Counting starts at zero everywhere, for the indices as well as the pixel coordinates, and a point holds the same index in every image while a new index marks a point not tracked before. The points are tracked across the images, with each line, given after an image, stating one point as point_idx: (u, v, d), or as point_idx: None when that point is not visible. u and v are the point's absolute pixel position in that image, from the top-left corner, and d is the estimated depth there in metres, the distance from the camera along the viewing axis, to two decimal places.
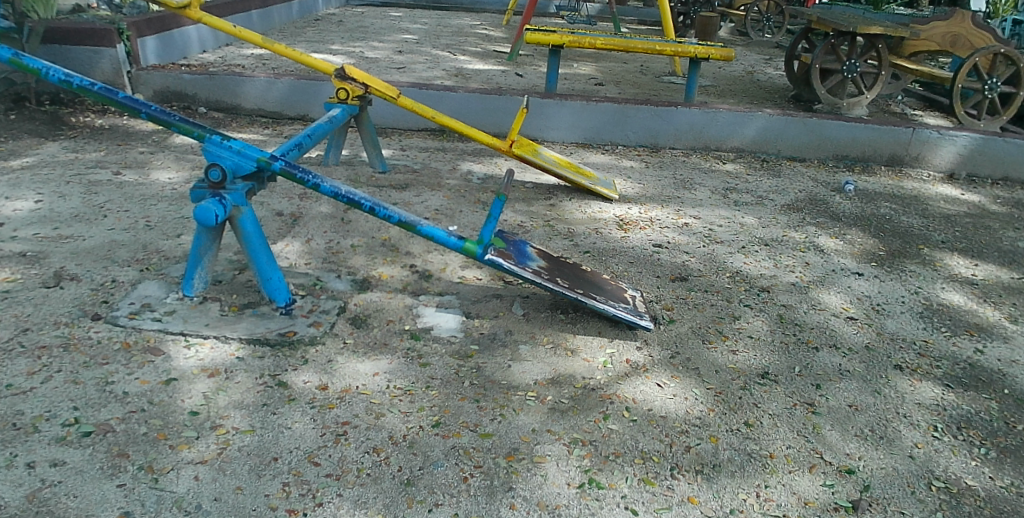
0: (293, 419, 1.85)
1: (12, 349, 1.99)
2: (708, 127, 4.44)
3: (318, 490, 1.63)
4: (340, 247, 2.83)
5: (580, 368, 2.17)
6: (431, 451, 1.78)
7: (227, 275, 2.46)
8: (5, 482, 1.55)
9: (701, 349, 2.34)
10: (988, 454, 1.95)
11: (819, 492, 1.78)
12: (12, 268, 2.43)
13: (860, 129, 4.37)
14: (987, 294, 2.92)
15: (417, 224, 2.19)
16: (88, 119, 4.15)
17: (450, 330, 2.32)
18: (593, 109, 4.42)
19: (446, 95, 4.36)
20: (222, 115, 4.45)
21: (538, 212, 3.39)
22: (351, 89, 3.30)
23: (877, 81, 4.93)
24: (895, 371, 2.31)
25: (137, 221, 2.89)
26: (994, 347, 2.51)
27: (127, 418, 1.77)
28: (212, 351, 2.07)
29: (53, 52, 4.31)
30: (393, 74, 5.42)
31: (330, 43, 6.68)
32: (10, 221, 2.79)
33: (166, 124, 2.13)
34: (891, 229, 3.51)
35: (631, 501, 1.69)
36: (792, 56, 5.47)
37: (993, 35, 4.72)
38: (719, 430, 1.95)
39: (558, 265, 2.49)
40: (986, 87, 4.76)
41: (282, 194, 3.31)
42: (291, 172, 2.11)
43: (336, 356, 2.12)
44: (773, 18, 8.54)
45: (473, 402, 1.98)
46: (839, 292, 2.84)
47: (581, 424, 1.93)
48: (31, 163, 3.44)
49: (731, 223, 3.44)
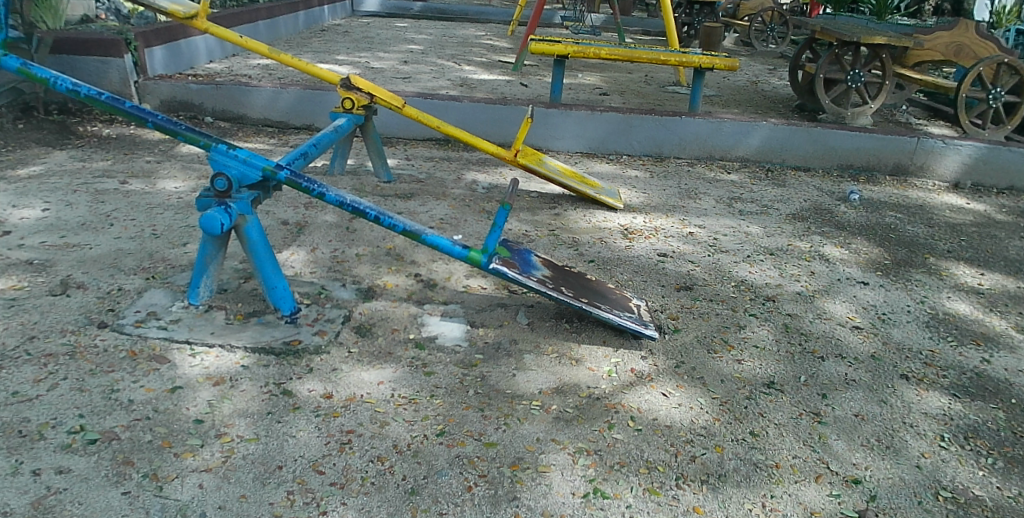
0: (297, 427, 1.85)
1: (19, 357, 1.99)
2: (713, 136, 4.45)
3: (322, 498, 1.63)
4: (345, 255, 2.84)
5: (585, 378, 2.17)
6: (435, 460, 1.78)
7: (232, 283, 2.47)
8: (11, 490, 1.55)
9: (707, 359, 2.33)
10: (995, 464, 1.94)
11: (826, 502, 1.76)
12: (19, 276, 2.44)
13: (864, 138, 4.37)
14: (992, 303, 2.91)
15: (422, 234, 2.19)
16: (95, 128, 4.17)
17: (455, 338, 2.32)
18: (597, 118, 4.43)
19: (451, 104, 4.38)
20: (229, 125, 4.47)
21: (543, 221, 3.39)
22: (357, 98, 3.32)
23: (881, 91, 4.93)
24: (901, 380, 2.31)
25: (143, 229, 2.90)
26: (1001, 357, 2.50)
27: (132, 426, 1.78)
28: (217, 359, 2.07)
29: (62, 62, 4.34)
30: (398, 84, 5.44)
31: (336, 53, 6.73)
32: (17, 230, 2.81)
33: (172, 133, 2.14)
34: (897, 238, 3.51)
35: (635, 511, 1.68)
36: (796, 66, 5.48)
37: (997, 46, 4.74)
38: (725, 440, 1.95)
39: (563, 274, 2.49)
40: (990, 97, 4.73)
41: (288, 203, 3.32)
42: (296, 181, 2.11)
43: (341, 364, 2.12)
44: (777, 29, 8.56)
45: (477, 410, 1.97)
46: (844, 301, 2.83)
47: (586, 434, 1.92)
48: (39, 172, 3.46)
49: (737, 232, 3.44)
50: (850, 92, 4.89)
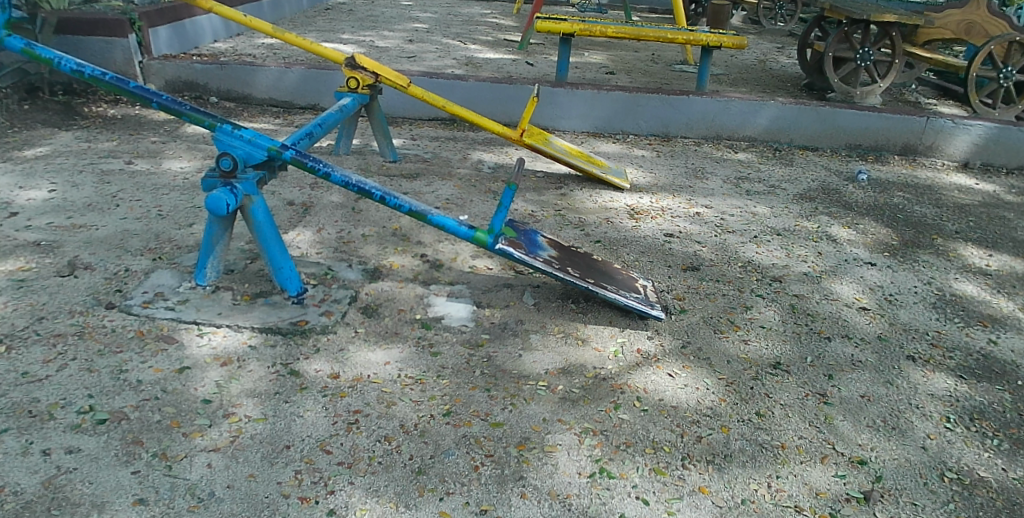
0: (305, 407, 1.86)
1: (28, 337, 2.01)
2: (721, 115, 4.41)
3: (330, 478, 1.64)
4: (351, 236, 2.83)
5: (591, 358, 2.17)
6: (442, 440, 1.79)
7: (239, 264, 2.47)
8: (21, 469, 1.57)
9: (713, 339, 2.33)
10: (1000, 445, 1.94)
11: (831, 483, 1.77)
12: (27, 257, 2.45)
13: (873, 118, 4.32)
14: (1000, 284, 2.89)
15: (428, 214, 2.19)
16: (101, 109, 4.17)
17: (461, 319, 2.32)
18: (604, 97, 4.39)
19: (457, 84, 4.35)
20: (234, 105, 4.45)
21: (549, 202, 3.38)
22: (362, 78, 3.29)
23: (891, 69, 4.88)
24: (908, 362, 2.30)
25: (149, 210, 2.90)
26: (1007, 338, 2.48)
27: (141, 406, 1.79)
28: (225, 340, 2.08)
29: (66, 43, 4.32)
30: (403, 63, 5.40)
31: (341, 32, 6.68)
32: (24, 211, 2.81)
33: (177, 114, 2.13)
34: (905, 219, 3.48)
35: (642, 491, 1.68)
36: (806, 44, 5.41)
37: (1009, 23, 4.60)
38: (731, 420, 1.95)
39: (569, 254, 2.48)
40: (1001, 76, 4.67)
41: (294, 183, 3.32)
42: (302, 161, 2.11)
43: (348, 345, 2.13)
44: (786, 7, 8.44)
45: (484, 391, 1.98)
46: (851, 282, 2.82)
47: (592, 414, 1.92)
48: (45, 153, 3.46)
49: (744, 212, 3.42)
50: (859, 70, 4.83)
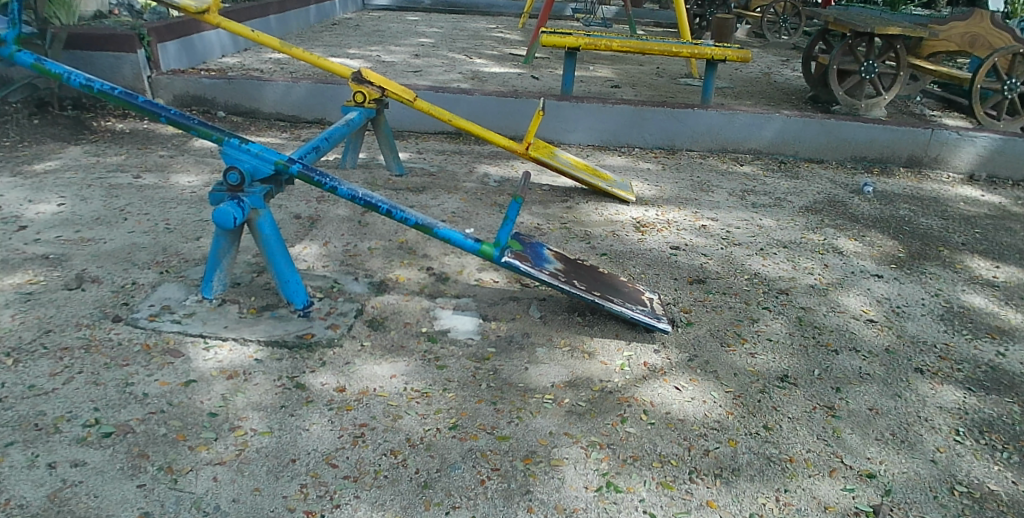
0: (311, 420, 1.85)
1: (35, 350, 2.01)
2: (726, 128, 4.41)
3: (335, 491, 1.63)
4: (358, 249, 2.84)
5: (598, 371, 2.16)
6: (448, 454, 1.78)
7: (245, 278, 2.47)
8: (27, 482, 1.57)
9: (720, 353, 2.32)
10: (1010, 458, 1.92)
11: (839, 496, 1.75)
12: (35, 271, 2.46)
13: (878, 130, 4.32)
14: (1008, 296, 2.87)
15: (434, 227, 2.19)
16: (109, 123, 4.20)
17: (467, 332, 2.32)
18: (609, 111, 4.41)
19: (462, 97, 4.37)
20: (241, 119, 4.49)
21: (554, 215, 3.38)
22: (368, 92, 3.31)
23: (895, 81, 4.87)
24: (916, 375, 2.28)
25: (156, 223, 2.92)
26: (1015, 350, 2.47)
27: (146, 419, 1.79)
28: (230, 353, 2.08)
29: (76, 58, 4.36)
30: (409, 78, 5.43)
31: (347, 47, 6.74)
32: (33, 224, 2.83)
33: (185, 128, 2.14)
34: (911, 231, 3.47)
35: (648, 505, 1.67)
36: (810, 57, 5.42)
37: (1013, 36, 4.65)
38: (738, 434, 1.93)
39: (575, 267, 2.48)
40: (1005, 87, 4.64)
41: (300, 197, 3.33)
42: (308, 175, 2.11)
43: (354, 358, 2.12)
44: (790, 21, 8.48)
45: (490, 404, 1.97)
46: (858, 294, 2.80)
47: (600, 427, 1.92)
48: (53, 167, 3.48)
49: (750, 225, 3.42)
50: (864, 83, 4.84)
